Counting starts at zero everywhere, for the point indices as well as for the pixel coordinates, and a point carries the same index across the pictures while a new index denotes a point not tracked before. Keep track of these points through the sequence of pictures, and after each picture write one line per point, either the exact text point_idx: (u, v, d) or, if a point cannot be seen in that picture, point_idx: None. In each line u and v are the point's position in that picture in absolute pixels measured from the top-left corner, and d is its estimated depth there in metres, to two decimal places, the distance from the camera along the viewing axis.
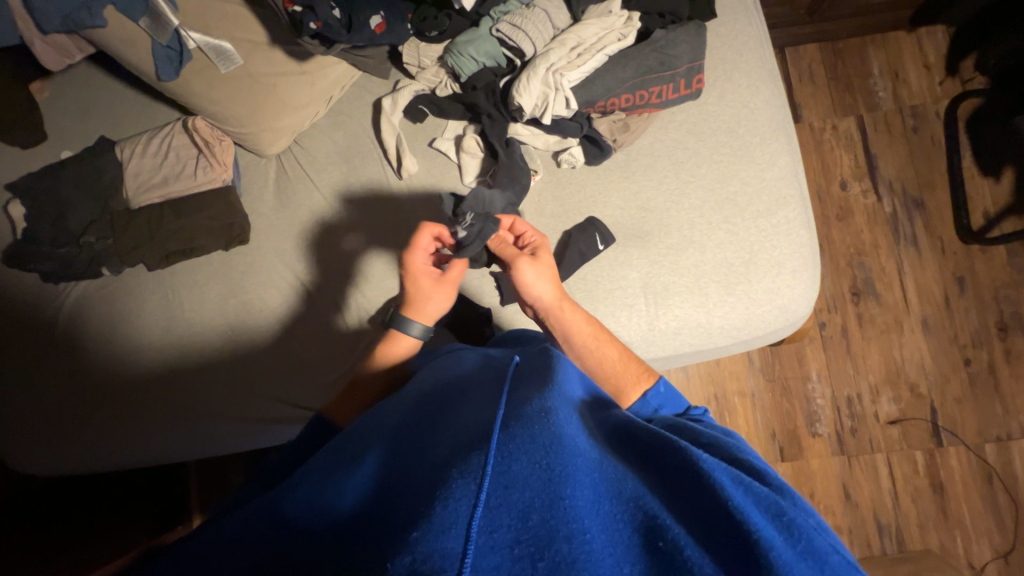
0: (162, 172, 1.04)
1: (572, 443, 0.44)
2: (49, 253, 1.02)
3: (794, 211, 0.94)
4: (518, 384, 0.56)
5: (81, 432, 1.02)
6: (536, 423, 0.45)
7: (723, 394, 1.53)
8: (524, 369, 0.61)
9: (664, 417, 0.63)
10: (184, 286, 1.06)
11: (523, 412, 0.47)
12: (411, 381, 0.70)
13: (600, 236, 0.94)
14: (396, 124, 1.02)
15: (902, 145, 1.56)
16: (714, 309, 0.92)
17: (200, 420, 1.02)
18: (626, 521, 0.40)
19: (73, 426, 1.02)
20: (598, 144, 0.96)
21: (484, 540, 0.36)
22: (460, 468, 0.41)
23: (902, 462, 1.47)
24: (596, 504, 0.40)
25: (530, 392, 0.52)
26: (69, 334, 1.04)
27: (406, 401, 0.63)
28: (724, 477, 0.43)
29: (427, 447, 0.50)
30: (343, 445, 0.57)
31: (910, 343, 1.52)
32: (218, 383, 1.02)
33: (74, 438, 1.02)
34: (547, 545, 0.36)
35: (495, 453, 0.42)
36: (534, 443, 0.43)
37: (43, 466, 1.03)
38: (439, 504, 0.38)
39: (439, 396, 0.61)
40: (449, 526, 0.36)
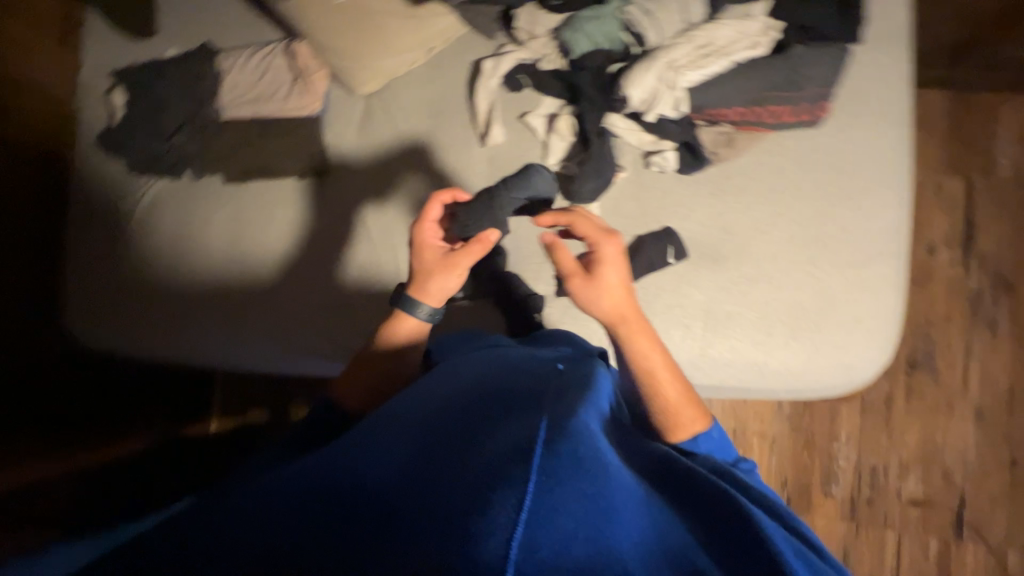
0: (256, 90, 1.05)
1: (614, 477, 0.45)
2: (141, 145, 1.07)
3: (886, 269, 0.88)
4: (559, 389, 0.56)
5: (136, 328, 1.08)
6: (581, 445, 0.45)
7: (742, 431, 1.52)
8: (564, 375, 0.61)
9: (711, 460, 0.63)
10: (253, 205, 1.08)
11: (567, 430, 0.47)
12: (451, 363, 0.72)
13: (674, 249, 0.91)
14: (492, 89, 0.99)
15: (1008, 220, 1.44)
16: (775, 351, 0.88)
17: (246, 339, 1.06)
18: (670, 564, 0.40)
19: (130, 320, 1.09)
20: (695, 153, 0.91)
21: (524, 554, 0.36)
22: (501, 475, 0.41)
23: (913, 544, 1.46)
24: (640, 544, 0.41)
25: (574, 406, 0.52)
26: (144, 229, 1.10)
27: (448, 390, 0.64)
28: (780, 545, 0.44)
29: (464, 436, 0.50)
30: (383, 417, 0.59)
31: (956, 428, 1.47)
32: (271, 309, 1.06)
33: (128, 332, 1.08)
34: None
35: (540, 469, 0.42)
36: (577, 469, 0.43)
37: (98, 342, 1.09)
38: (479, 515, 0.38)
39: (480, 378, 0.61)
40: (491, 535, 0.37)
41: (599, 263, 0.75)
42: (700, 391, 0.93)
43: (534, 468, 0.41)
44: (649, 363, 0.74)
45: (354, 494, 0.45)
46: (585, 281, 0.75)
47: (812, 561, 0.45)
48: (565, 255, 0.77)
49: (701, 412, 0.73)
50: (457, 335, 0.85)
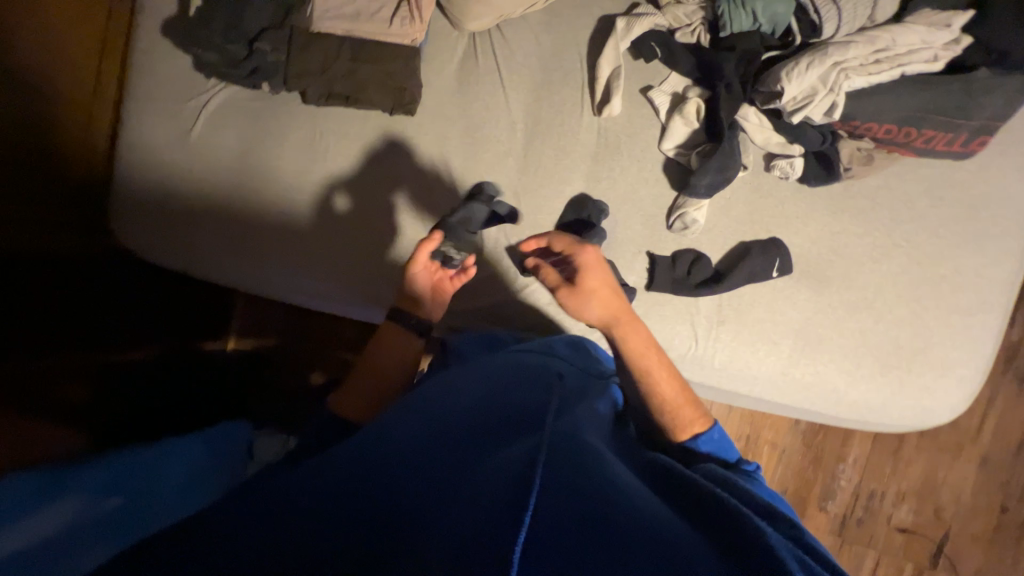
0: (354, 5, 0.94)
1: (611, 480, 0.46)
2: (216, 44, 0.94)
3: (991, 320, 0.85)
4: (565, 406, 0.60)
5: (181, 244, 1.01)
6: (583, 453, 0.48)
7: (755, 437, 1.56)
8: (571, 394, 0.65)
9: (714, 470, 0.62)
10: (334, 133, 1.00)
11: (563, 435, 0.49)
12: (462, 366, 0.73)
13: (780, 262, 0.87)
14: (621, 53, 0.90)
15: None
16: (858, 382, 0.87)
17: (282, 275, 1.00)
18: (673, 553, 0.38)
19: (175, 236, 1.01)
20: (827, 166, 0.85)
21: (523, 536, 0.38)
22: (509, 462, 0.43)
23: (889, 566, 1.54)
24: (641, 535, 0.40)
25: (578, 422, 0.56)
26: (210, 138, 1.02)
27: (457, 383, 0.66)
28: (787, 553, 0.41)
29: (480, 432, 0.52)
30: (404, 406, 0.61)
31: (959, 470, 1.52)
32: (321, 249, 0.99)
33: (174, 247, 1.01)
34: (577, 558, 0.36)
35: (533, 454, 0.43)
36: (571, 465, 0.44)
37: (145, 247, 1.02)
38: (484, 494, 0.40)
39: (495, 378, 0.64)
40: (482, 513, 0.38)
41: (580, 272, 0.77)
42: (768, 406, 0.93)
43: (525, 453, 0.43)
44: (643, 362, 0.76)
45: (377, 465, 0.47)
46: (570, 293, 0.78)
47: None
48: (543, 273, 0.80)
49: (700, 412, 0.72)
50: (477, 336, 0.86)
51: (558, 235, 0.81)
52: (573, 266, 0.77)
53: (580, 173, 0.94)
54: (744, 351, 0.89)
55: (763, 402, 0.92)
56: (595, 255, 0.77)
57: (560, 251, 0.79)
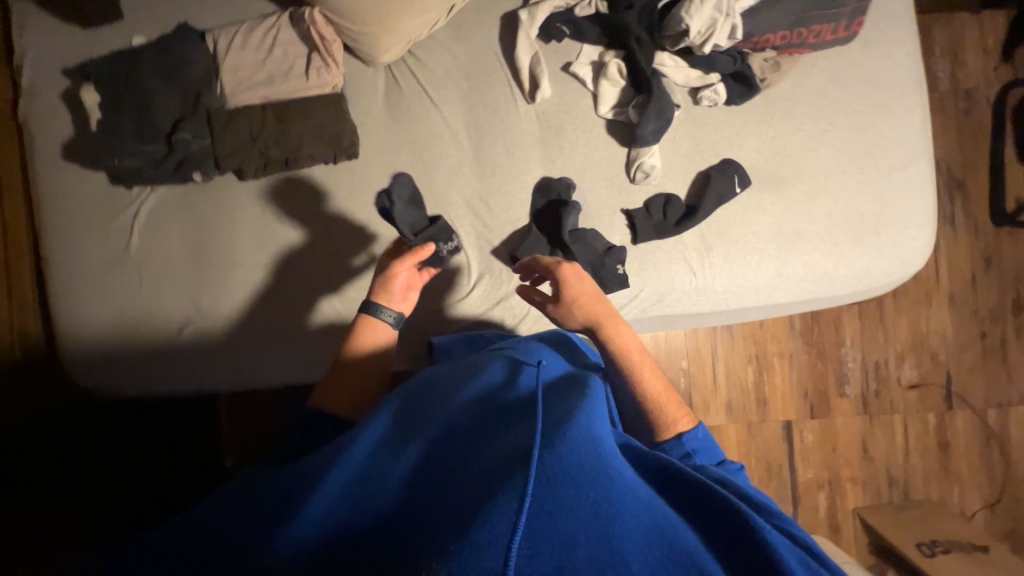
0: (265, 70, 0.93)
1: (621, 479, 0.47)
2: (133, 149, 0.91)
3: (923, 167, 0.96)
4: (557, 396, 0.58)
5: (152, 364, 0.95)
6: (584, 448, 0.47)
7: (762, 353, 1.65)
8: (560, 385, 0.63)
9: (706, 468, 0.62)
10: (283, 201, 0.97)
11: (570, 431, 0.48)
12: (429, 372, 0.71)
13: (738, 178, 0.93)
14: (533, 40, 0.95)
15: (953, 126, 1.64)
16: (842, 258, 0.95)
17: (252, 361, 0.97)
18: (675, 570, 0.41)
19: (143, 359, 0.95)
20: (745, 82, 0.93)
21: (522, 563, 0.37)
22: (504, 482, 0.43)
23: (916, 422, 1.66)
24: (644, 549, 0.42)
25: (574, 408, 0.54)
26: (151, 246, 0.96)
27: (438, 391, 0.63)
28: (785, 553, 0.44)
29: (475, 445, 0.51)
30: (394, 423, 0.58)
31: (936, 315, 1.67)
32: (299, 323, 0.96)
33: (145, 368, 0.96)
34: None
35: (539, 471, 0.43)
36: (582, 472, 0.44)
37: (109, 381, 0.95)
38: (478, 523, 0.39)
39: (480, 378, 0.62)
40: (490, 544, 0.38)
41: (563, 285, 0.83)
42: (776, 310, 0.99)
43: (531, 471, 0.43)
44: (628, 358, 0.78)
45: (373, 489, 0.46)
46: (554, 306, 0.83)
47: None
48: (530, 294, 0.86)
49: (686, 410, 0.73)
50: (457, 338, 0.86)
51: (544, 257, 0.87)
52: (557, 280, 0.83)
53: (535, 160, 0.97)
54: (738, 267, 0.94)
55: (770, 308, 0.98)
56: (577, 271, 0.84)
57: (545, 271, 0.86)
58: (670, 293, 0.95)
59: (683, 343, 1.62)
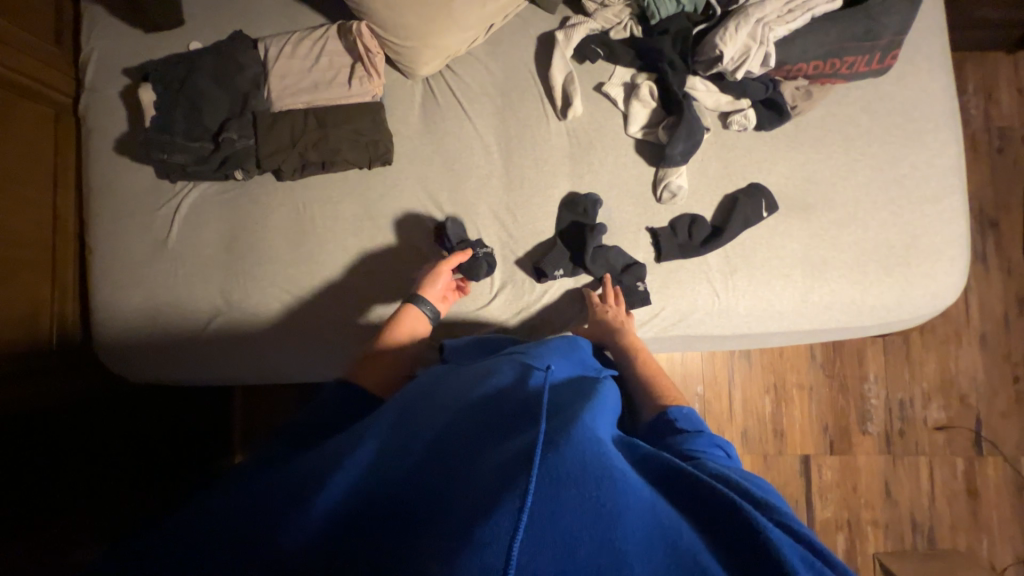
0: (311, 78, 0.98)
1: (625, 479, 0.46)
2: (183, 146, 0.96)
3: (957, 200, 0.95)
4: (561, 402, 0.59)
5: (179, 352, 0.98)
6: (589, 450, 0.47)
7: (782, 383, 1.60)
8: (566, 391, 0.64)
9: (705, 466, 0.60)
10: (316, 202, 1.01)
11: (573, 435, 0.49)
12: (436, 369, 0.72)
13: (766, 202, 0.93)
14: (568, 60, 0.98)
15: (985, 164, 1.62)
16: (871, 288, 0.93)
17: (274, 353, 0.99)
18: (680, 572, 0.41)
19: (170, 347, 0.98)
20: (777, 108, 0.94)
21: (525, 561, 0.38)
22: (510, 479, 0.43)
23: (943, 466, 1.59)
24: (648, 551, 0.42)
25: (578, 414, 0.55)
26: (188, 239, 1.00)
27: (446, 387, 0.63)
28: (789, 553, 0.44)
29: (482, 440, 0.51)
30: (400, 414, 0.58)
31: (966, 356, 1.61)
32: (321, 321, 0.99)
33: (172, 356, 0.99)
34: None
35: (545, 472, 0.44)
36: (586, 473, 0.45)
37: (139, 368, 0.99)
38: (484, 521, 0.40)
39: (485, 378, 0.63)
40: (495, 541, 0.38)
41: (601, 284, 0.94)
42: (800, 336, 0.97)
43: (537, 470, 0.43)
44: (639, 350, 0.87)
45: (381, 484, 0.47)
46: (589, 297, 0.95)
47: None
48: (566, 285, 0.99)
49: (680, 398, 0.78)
50: (468, 339, 0.88)
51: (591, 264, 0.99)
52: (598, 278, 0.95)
53: (562, 175, 0.99)
54: (762, 291, 0.94)
55: (794, 334, 0.97)
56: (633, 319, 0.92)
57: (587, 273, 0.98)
58: (691, 313, 0.95)
59: (699, 367, 1.60)
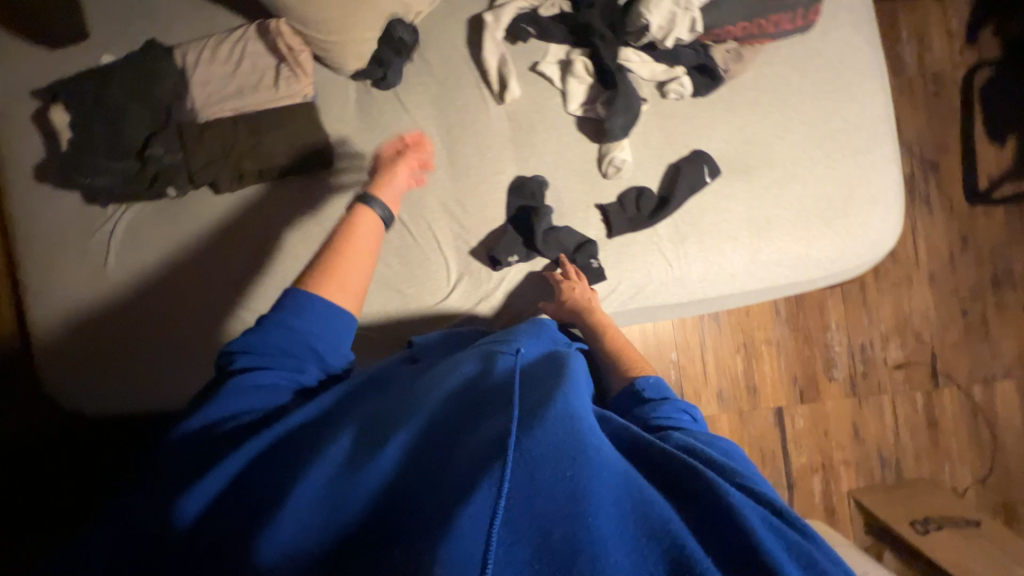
0: (235, 83, 0.94)
1: (599, 457, 0.47)
2: (107, 168, 0.91)
3: (887, 148, 0.98)
4: (536, 379, 0.59)
5: (137, 381, 0.95)
6: (562, 429, 0.48)
7: (750, 341, 1.66)
8: (540, 365, 0.64)
9: (680, 436, 0.61)
10: (260, 212, 0.98)
11: (548, 418, 0.49)
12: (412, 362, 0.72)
13: (708, 168, 0.95)
14: (499, 42, 0.96)
15: (923, 109, 1.67)
16: (814, 242, 0.96)
17: None
18: (651, 544, 0.43)
19: (127, 376, 0.95)
20: (710, 74, 0.96)
21: (498, 553, 0.40)
22: (483, 472, 0.44)
23: (904, 402, 1.68)
24: (620, 525, 0.44)
25: (552, 389, 0.55)
26: (131, 264, 0.97)
27: (420, 378, 0.63)
28: (752, 515, 0.46)
29: (455, 427, 0.52)
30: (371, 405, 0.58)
31: (917, 296, 1.69)
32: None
33: (129, 387, 0.95)
34: (566, 565, 0.40)
35: (518, 459, 0.45)
36: (559, 455, 0.46)
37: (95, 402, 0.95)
38: (458, 514, 0.41)
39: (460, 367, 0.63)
40: (472, 534, 0.40)
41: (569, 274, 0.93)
42: (754, 296, 1.00)
43: (508, 459, 0.44)
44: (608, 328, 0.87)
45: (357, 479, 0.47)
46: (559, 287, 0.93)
47: (793, 532, 0.47)
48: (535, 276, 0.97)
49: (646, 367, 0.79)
50: (441, 333, 0.86)
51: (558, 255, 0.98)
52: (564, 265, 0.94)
53: (508, 160, 0.98)
54: (713, 255, 0.96)
55: (748, 294, 0.99)
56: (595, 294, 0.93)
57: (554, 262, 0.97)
58: (647, 284, 0.96)
59: (671, 335, 1.63)
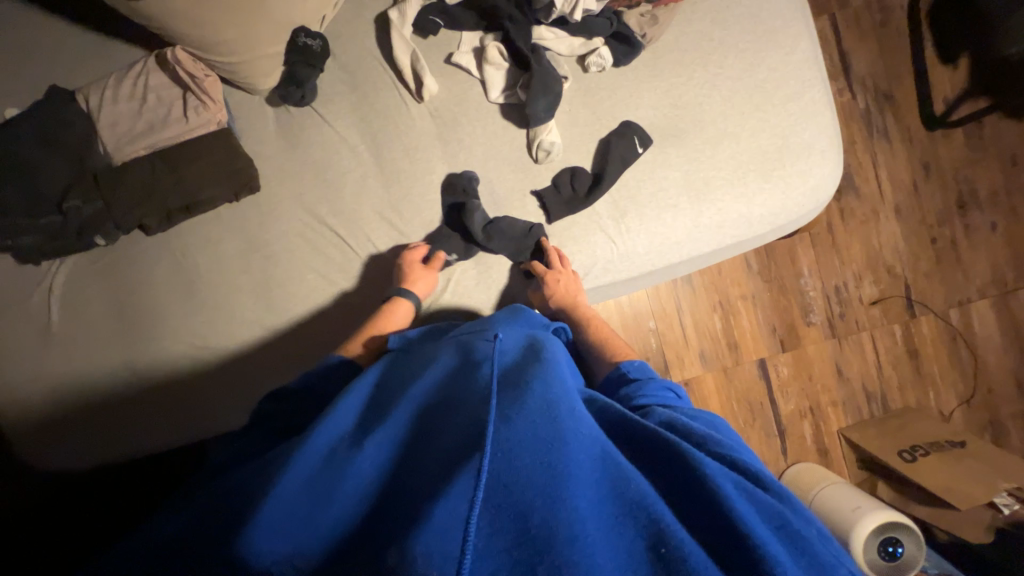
0: (145, 119, 0.91)
1: (577, 441, 0.47)
2: (26, 226, 0.88)
3: (819, 91, 0.97)
4: (514, 370, 0.60)
5: (98, 435, 0.93)
6: (540, 418, 0.49)
7: (727, 299, 1.61)
8: (519, 356, 0.65)
9: (659, 416, 0.62)
10: (195, 246, 0.95)
11: (526, 407, 0.50)
12: (389, 365, 0.72)
13: (638, 138, 0.93)
14: (408, 38, 0.94)
15: (872, 40, 1.64)
16: (754, 198, 0.95)
17: (199, 407, 0.94)
18: (630, 523, 0.42)
19: (87, 430, 0.92)
20: (627, 42, 0.94)
21: (479, 545, 0.38)
22: (462, 465, 0.44)
23: (884, 335, 1.66)
24: (598, 505, 0.43)
25: (530, 379, 0.56)
26: (69, 320, 0.93)
27: (403, 385, 0.65)
28: (725, 482, 0.46)
29: (437, 429, 0.53)
30: (355, 417, 0.59)
31: (886, 229, 1.67)
32: (238, 355, 0.94)
33: (91, 441, 0.93)
34: (546, 548, 0.38)
35: (500, 447, 0.45)
36: (538, 440, 0.46)
37: (57, 459, 0.92)
38: (435, 505, 0.40)
39: (440, 370, 0.64)
40: (450, 525, 0.39)
41: (553, 262, 0.92)
42: (701, 261, 1.00)
43: (489, 448, 0.45)
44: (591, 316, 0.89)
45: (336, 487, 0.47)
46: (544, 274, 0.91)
47: (766, 496, 0.47)
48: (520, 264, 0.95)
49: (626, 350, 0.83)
50: (420, 330, 0.84)
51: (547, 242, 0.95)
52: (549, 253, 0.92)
53: (437, 158, 0.96)
54: (653, 226, 0.95)
55: (695, 261, 0.99)
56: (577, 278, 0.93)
57: (538, 250, 0.94)
58: (593, 265, 0.95)
59: (647, 304, 1.57)
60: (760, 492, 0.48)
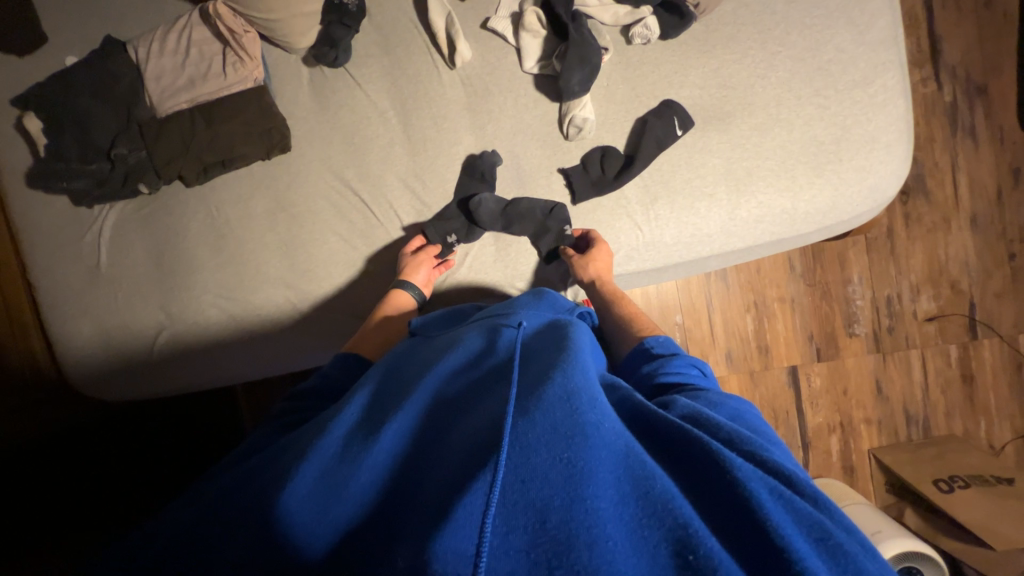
0: (186, 73, 0.94)
1: (597, 434, 0.42)
2: (79, 170, 0.95)
3: (892, 78, 0.87)
4: (535, 356, 0.55)
5: (140, 372, 0.99)
6: (559, 409, 0.44)
7: (762, 300, 1.51)
8: (540, 340, 0.60)
9: (687, 403, 0.54)
10: (227, 201, 0.99)
11: (544, 396, 0.45)
12: (407, 348, 0.71)
13: (679, 121, 0.87)
14: (445, 1, 0.91)
15: (970, 23, 1.44)
16: (801, 193, 0.87)
17: (228, 353, 0.99)
18: (653, 526, 0.37)
19: (132, 368, 0.99)
20: (677, 11, 0.87)
21: (497, 542, 0.36)
22: (478, 462, 0.41)
23: (936, 356, 1.52)
24: (620, 506, 0.39)
25: (551, 366, 0.51)
26: (115, 264, 1.00)
27: (421, 366, 0.62)
28: (760, 489, 0.40)
29: (453, 419, 0.50)
30: (372, 400, 0.57)
31: (956, 240, 1.50)
32: (264, 309, 0.98)
33: (134, 377, 1.00)
34: (564, 551, 0.35)
35: (514, 441, 0.41)
36: (555, 434, 0.41)
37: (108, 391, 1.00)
38: (456, 502, 0.38)
39: (460, 352, 0.61)
40: (465, 524, 0.36)
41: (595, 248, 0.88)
42: (734, 257, 0.93)
43: (504, 444, 0.41)
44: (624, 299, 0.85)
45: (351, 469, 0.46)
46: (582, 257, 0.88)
47: (804, 503, 0.41)
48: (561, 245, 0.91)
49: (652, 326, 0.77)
50: (442, 312, 0.84)
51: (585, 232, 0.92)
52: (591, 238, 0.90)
53: (464, 128, 0.94)
54: (686, 216, 0.89)
55: (727, 256, 0.92)
56: (611, 253, 0.89)
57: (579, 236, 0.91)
58: (616, 251, 0.91)
59: (675, 297, 1.49)
60: (799, 498, 0.41)
